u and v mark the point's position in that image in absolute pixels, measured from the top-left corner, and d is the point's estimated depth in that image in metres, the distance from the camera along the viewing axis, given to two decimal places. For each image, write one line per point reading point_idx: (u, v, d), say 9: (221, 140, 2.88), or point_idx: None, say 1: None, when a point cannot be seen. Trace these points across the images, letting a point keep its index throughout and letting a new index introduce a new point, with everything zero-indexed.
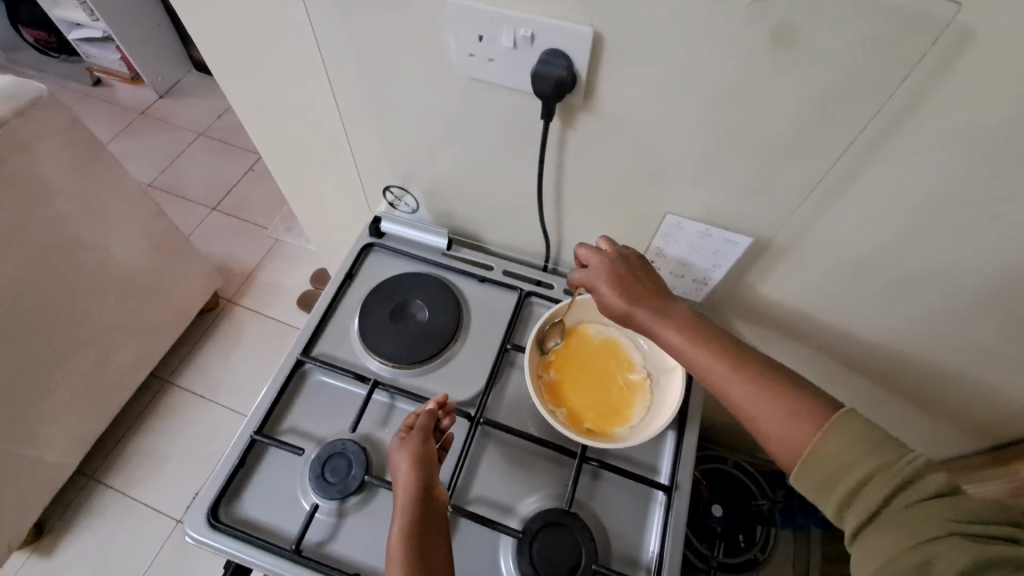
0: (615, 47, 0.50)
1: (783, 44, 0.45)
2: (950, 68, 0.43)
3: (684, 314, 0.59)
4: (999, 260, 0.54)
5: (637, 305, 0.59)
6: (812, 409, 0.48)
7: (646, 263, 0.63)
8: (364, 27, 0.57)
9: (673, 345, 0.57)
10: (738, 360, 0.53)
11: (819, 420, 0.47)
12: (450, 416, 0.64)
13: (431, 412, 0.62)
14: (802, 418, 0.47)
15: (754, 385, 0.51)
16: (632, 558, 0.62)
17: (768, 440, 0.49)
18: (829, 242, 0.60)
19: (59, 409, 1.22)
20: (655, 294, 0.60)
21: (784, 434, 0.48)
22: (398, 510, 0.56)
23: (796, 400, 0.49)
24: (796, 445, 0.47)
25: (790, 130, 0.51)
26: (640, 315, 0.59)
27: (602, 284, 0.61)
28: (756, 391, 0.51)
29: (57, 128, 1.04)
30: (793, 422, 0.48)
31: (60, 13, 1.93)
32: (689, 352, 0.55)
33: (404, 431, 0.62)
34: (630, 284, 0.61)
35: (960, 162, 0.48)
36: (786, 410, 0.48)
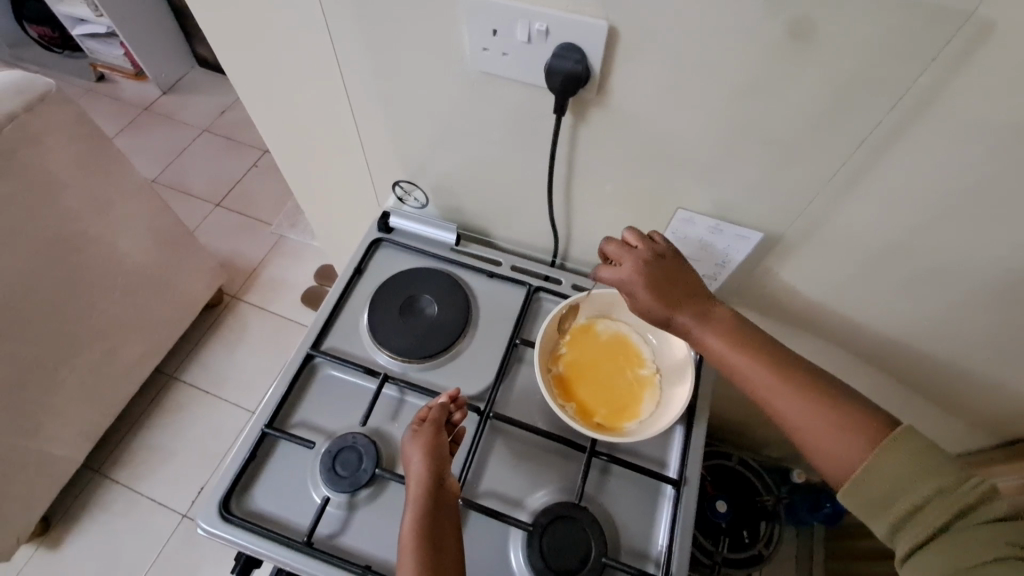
0: (630, 42, 0.50)
1: (799, 38, 0.45)
2: (966, 62, 0.43)
3: (726, 318, 0.58)
4: (1010, 255, 0.54)
5: (678, 310, 0.59)
6: (863, 425, 0.48)
7: (682, 260, 0.62)
8: (377, 21, 0.57)
9: (717, 352, 0.57)
10: (787, 372, 0.53)
11: (871, 438, 0.47)
12: (462, 410, 0.64)
13: (444, 404, 0.63)
14: (855, 436, 0.48)
15: (804, 399, 0.51)
16: (641, 551, 0.63)
17: (815, 454, 0.50)
18: (840, 237, 0.60)
19: (67, 403, 1.23)
20: (694, 298, 0.59)
21: (834, 450, 0.48)
22: (410, 502, 0.56)
23: (848, 417, 0.49)
24: (846, 462, 0.48)
25: (803, 125, 0.51)
26: (681, 320, 0.59)
27: (639, 286, 0.59)
28: (806, 406, 0.51)
29: (65, 122, 1.04)
30: (844, 439, 0.48)
31: (65, 9, 1.93)
32: (735, 362, 0.55)
33: (416, 423, 0.62)
34: (669, 287, 0.59)
35: (974, 157, 0.48)
36: (837, 427, 0.49)
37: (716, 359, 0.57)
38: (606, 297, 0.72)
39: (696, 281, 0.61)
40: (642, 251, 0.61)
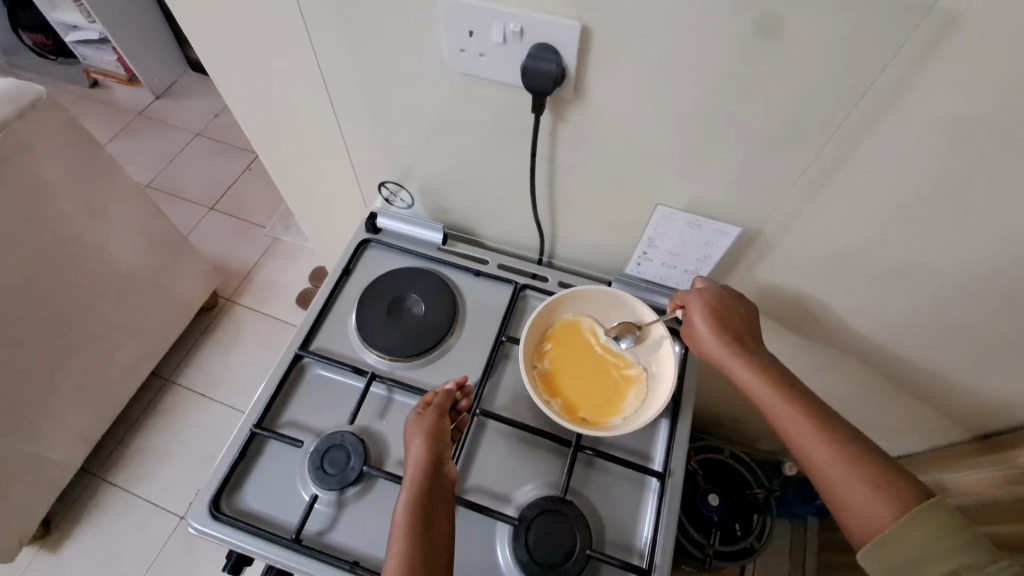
0: (603, 41, 0.51)
1: (767, 34, 0.46)
2: (930, 56, 0.43)
3: (772, 364, 0.61)
4: (984, 246, 0.55)
5: (724, 347, 0.63)
6: (897, 491, 0.49)
7: (747, 312, 0.66)
8: (357, 25, 0.58)
9: (757, 392, 0.59)
10: (828, 426, 0.55)
11: (902, 504, 0.48)
12: (468, 398, 0.68)
13: (449, 391, 0.66)
14: (884, 497, 0.49)
15: (838, 454, 0.53)
16: (626, 544, 0.64)
17: (842, 508, 0.51)
18: (818, 231, 0.61)
19: (63, 408, 1.23)
20: (745, 340, 0.64)
21: (858, 506, 0.50)
22: (408, 479, 0.58)
23: (879, 477, 0.50)
24: (871, 519, 0.49)
25: (775, 120, 0.52)
26: (725, 357, 0.62)
27: (697, 315, 0.66)
28: (837, 461, 0.52)
29: (56, 129, 1.05)
30: (871, 498, 0.49)
31: (57, 15, 1.94)
32: (778, 409, 0.57)
33: (421, 407, 0.64)
34: (725, 324, 0.64)
35: (941, 150, 0.49)
36: (867, 486, 0.50)
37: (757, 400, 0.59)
38: (594, 291, 0.72)
39: (754, 334, 0.65)
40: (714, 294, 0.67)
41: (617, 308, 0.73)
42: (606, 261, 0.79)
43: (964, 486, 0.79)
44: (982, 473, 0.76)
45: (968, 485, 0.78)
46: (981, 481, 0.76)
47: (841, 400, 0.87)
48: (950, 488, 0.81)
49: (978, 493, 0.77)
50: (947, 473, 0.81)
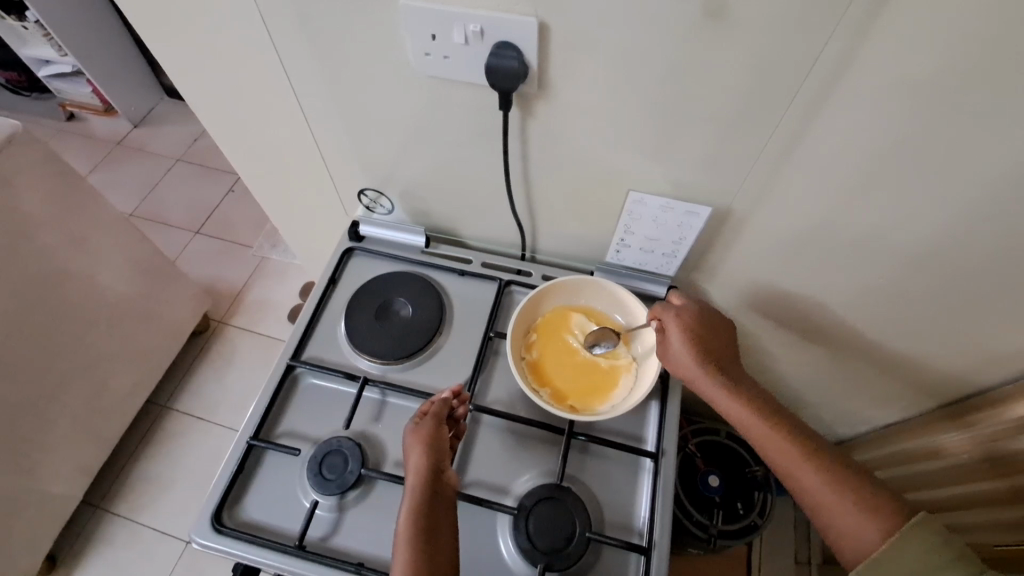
0: (562, 36, 0.52)
1: (715, 17, 0.48)
2: (869, 26, 0.46)
3: (750, 389, 0.63)
4: (941, 209, 0.57)
5: (706, 373, 0.64)
6: (881, 510, 0.53)
7: (721, 329, 0.68)
8: (323, 36, 0.60)
9: (745, 421, 0.61)
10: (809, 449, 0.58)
11: (886, 523, 0.52)
12: (464, 405, 0.67)
13: (445, 399, 0.66)
14: (874, 517, 0.53)
15: (827, 476, 0.56)
16: (625, 524, 0.65)
17: (830, 526, 0.55)
18: (785, 206, 0.63)
19: (60, 440, 1.23)
20: (722, 363, 0.65)
21: (851, 527, 0.53)
22: (408, 492, 0.58)
23: (867, 498, 0.54)
24: (858, 535, 0.53)
25: (732, 100, 0.54)
26: (707, 386, 0.64)
27: (677, 338, 0.67)
28: (826, 484, 0.56)
29: (35, 162, 1.05)
30: (861, 518, 0.53)
31: (29, 51, 1.94)
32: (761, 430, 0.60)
33: (418, 417, 0.65)
34: (704, 346, 0.66)
35: (891, 116, 0.51)
36: (857, 507, 0.54)
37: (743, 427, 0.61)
38: (575, 283, 0.74)
39: (727, 351, 0.67)
40: (690, 312, 0.68)
41: (602, 297, 0.74)
42: (587, 251, 0.80)
43: (946, 449, 0.79)
44: (959, 436, 0.76)
45: (946, 448, 0.79)
46: (960, 443, 0.77)
47: (825, 373, 0.89)
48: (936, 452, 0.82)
49: (960, 455, 0.77)
50: (930, 437, 0.81)
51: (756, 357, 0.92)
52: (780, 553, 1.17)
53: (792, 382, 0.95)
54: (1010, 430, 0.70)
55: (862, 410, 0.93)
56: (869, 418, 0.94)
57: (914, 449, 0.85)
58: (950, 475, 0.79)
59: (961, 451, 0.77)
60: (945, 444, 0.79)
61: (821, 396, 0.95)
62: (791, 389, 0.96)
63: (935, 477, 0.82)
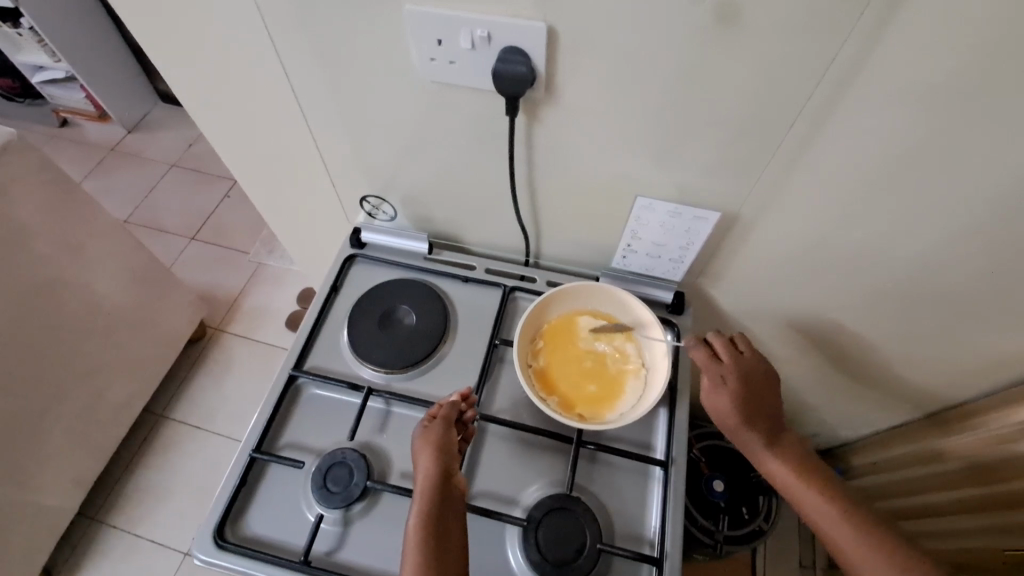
0: (570, 41, 0.52)
1: (728, 21, 0.47)
2: (885, 29, 0.45)
3: (798, 450, 0.63)
4: (950, 215, 0.57)
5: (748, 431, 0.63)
6: None
7: (766, 380, 0.65)
8: (326, 42, 0.59)
9: (794, 490, 0.60)
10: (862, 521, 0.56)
11: None
12: (473, 408, 0.66)
13: (454, 402, 0.65)
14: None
15: (878, 552, 0.54)
16: (636, 534, 0.64)
17: None
18: (792, 212, 0.63)
19: (54, 452, 1.21)
20: (769, 421, 0.63)
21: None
22: (417, 498, 0.57)
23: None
24: None
25: (741, 104, 0.53)
26: (750, 444, 0.63)
27: (723, 398, 0.63)
28: (878, 555, 0.54)
29: (29, 169, 1.03)
30: None
31: (22, 57, 1.92)
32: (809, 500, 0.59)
33: (427, 420, 0.64)
34: (752, 407, 0.63)
35: (903, 122, 0.50)
36: None
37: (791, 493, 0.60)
38: (583, 288, 0.73)
39: (773, 407, 0.64)
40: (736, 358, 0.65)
41: (610, 302, 0.73)
42: (593, 256, 0.79)
43: (949, 452, 0.79)
44: (965, 438, 0.76)
45: (949, 451, 0.79)
46: (963, 445, 0.76)
47: (832, 378, 0.88)
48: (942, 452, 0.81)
49: (962, 459, 0.77)
50: (933, 441, 0.81)
51: None
52: (785, 558, 1.17)
53: (799, 387, 0.94)
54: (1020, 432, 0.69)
55: (868, 413, 0.92)
56: (874, 421, 0.93)
57: (916, 451, 0.85)
58: (951, 479, 0.79)
59: (963, 454, 0.77)
60: (949, 447, 0.79)
61: (827, 400, 0.94)
62: (796, 393, 0.96)
63: (935, 481, 0.81)
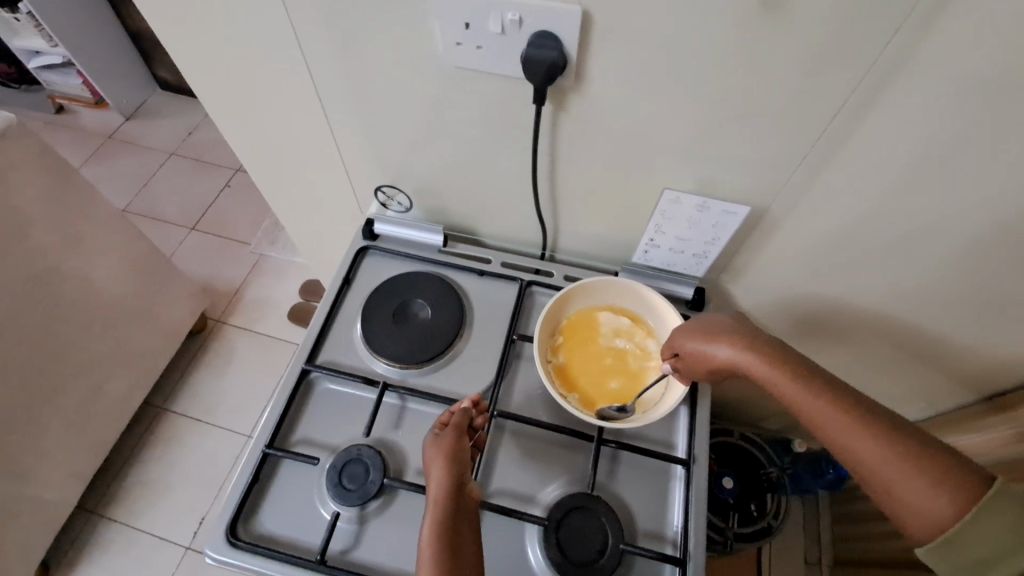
0: (604, 25, 0.50)
1: (772, 9, 0.45)
2: (938, 17, 0.43)
3: (791, 355, 0.56)
4: (987, 214, 0.55)
5: (725, 345, 0.60)
6: (953, 481, 0.45)
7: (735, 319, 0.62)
8: (346, 24, 0.57)
9: (790, 397, 0.54)
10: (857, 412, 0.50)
11: (958, 496, 0.44)
12: (484, 415, 0.66)
13: (466, 408, 0.64)
14: (943, 490, 0.45)
15: (885, 448, 0.48)
16: (657, 533, 0.63)
17: (890, 501, 0.47)
18: (821, 207, 0.61)
19: (54, 444, 1.19)
20: (748, 335, 0.60)
21: (913, 503, 0.46)
22: (429, 507, 0.56)
23: (933, 466, 0.46)
24: (925, 510, 0.45)
25: (779, 95, 0.51)
26: (729, 356, 0.59)
27: (694, 337, 0.62)
28: (876, 447, 0.48)
29: (29, 154, 1.00)
30: (925, 488, 0.45)
31: (18, 42, 1.87)
32: (796, 398, 0.54)
33: (439, 428, 0.63)
34: (725, 335, 0.61)
35: (947, 116, 0.49)
36: (918, 473, 0.46)
37: (788, 401, 0.54)
38: (600, 284, 0.71)
39: (747, 326, 0.61)
40: (699, 320, 0.64)
41: (627, 297, 0.72)
42: (611, 251, 0.78)
43: (967, 449, 0.80)
44: (989, 435, 0.76)
45: (969, 449, 0.79)
46: (984, 443, 0.77)
47: (848, 377, 0.87)
48: (961, 451, 0.80)
49: (983, 454, 0.78)
50: (945, 438, 0.82)
51: None
52: (791, 553, 1.16)
53: None
54: None
55: None
56: None
57: None
58: None
59: (987, 451, 0.77)
60: (965, 444, 0.80)
61: None
62: None
63: None
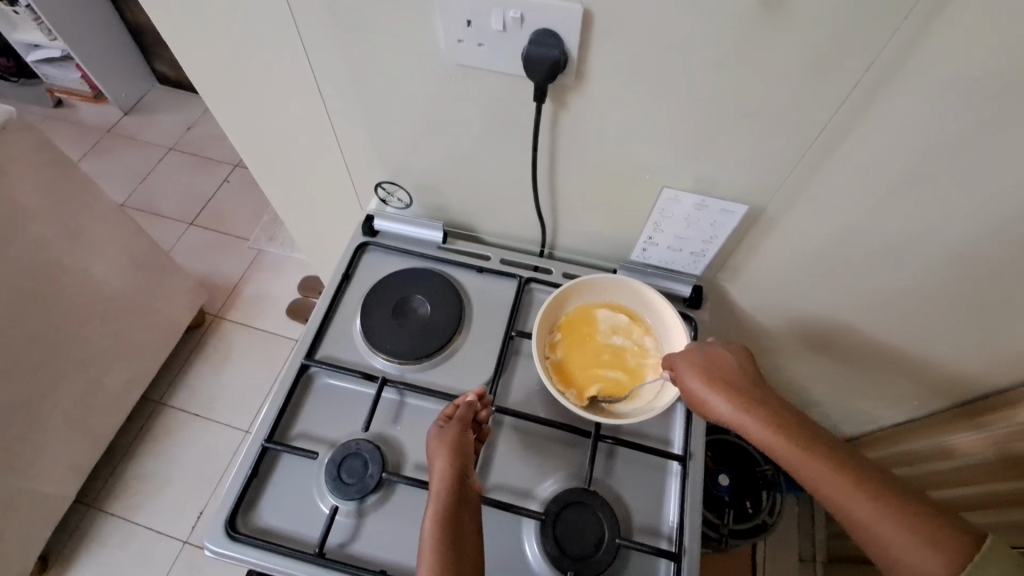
0: (605, 24, 0.50)
1: (772, 9, 0.46)
2: (936, 18, 0.44)
3: (788, 412, 0.57)
4: (981, 215, 0.56)
5: (718, 394, 0.59)
6: (949, 542, 0.46)
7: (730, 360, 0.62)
8: (348, 20, 0.57)
9: (786, 456, 0.54)
10: (854, 473, 0.51)
11: (956, 556, 0.45)
12: (488, 409, 0.65)
13: (471, 402, 0.64)
14: (940, 550, 0.46)
15: (882, 509, 0.49)
16: (653, 529, 0.64)
17: (889, 562, 0.48)
18: (818, 208, 0.62)
19: (52, 438, 1.19)
20: (742, 386, 0.60)
21: (914, 566, 0.46)
22: (432, 499, 0.56)
23: (930, 528, 0.47)
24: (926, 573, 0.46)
25: (777, 94, 0.52)
26: (721, 406, 0.59)
27: (694, 378, 0.61)
28: (873, 507, 0.49)
29: (29, 148, 1.00)
30: (924, 550, 0.46)
31: (17, 35, 1.87)
32: (791, 457, 0.54)
33: (443, 420, 0.63)
34: (723, 382, 0.60)
35: (943, 117, 0.49)
36: (917, 536, 0.47)
37: (783, 459, 0.54)
38: (599, 282, 0.72)
39: (741, 372, 0.61)
40: (693, 354, 0.64)
41: (626, 294, 0.72)
42: (610, 249, 0.78)
43: (958, 449, 0.80)
44: (969, 437, 0.78)
45: (961, 448, 0.80)
46: (975, 442, 0.78)
47: (843, 376, 0.88)
48: (953, 450, 0.81)
49: (972, 455, 0.79)
50: (940, 438, 0.83)
51: (771, 356, 0.91)
52: (785, 551, 1.17)
53: (809, 383, 0.94)
54: (1016, 433, 0.72)
55: (877, 411, 0.92)
56: (881, 418, 0.93)
57: (925, 449, 0.86)
58: (961, 474, 0.80)
59: (977, 451, 0.78)
60: (956, 444, 0.81)
61: (836, 398, 0.94)
62: (806, 389, 0.96)
63: (948, 476, 0.82)
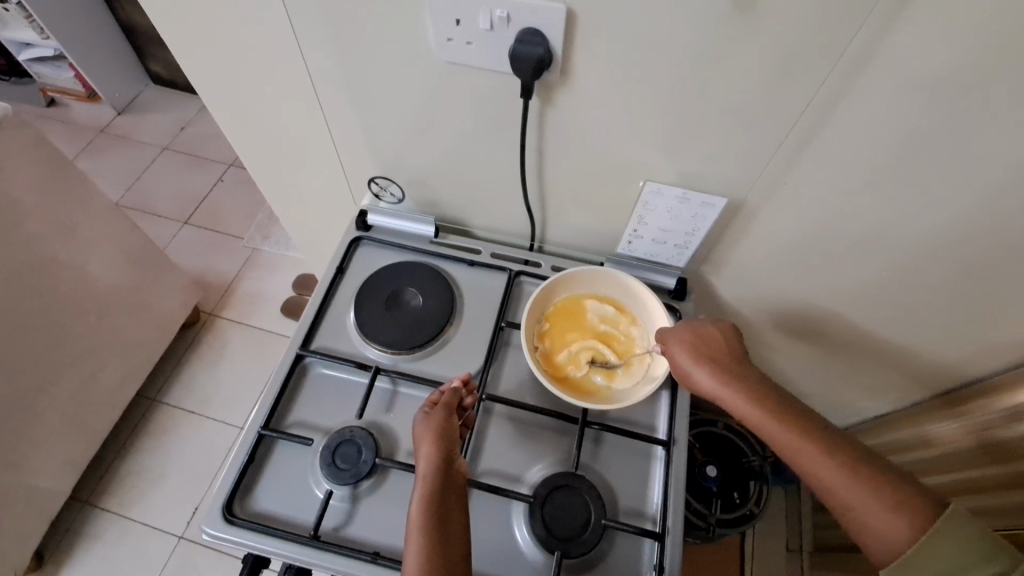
0: (588, 23, 0.52)
1: (743, 8, 0.48)
2: (897, 16, 0.46)
3: (771, 387, 0.61)
4: (947, 205, 0.59)
5: (706, 369, 0.64)
6: (910, 509, 0.51)
7: (719, 338, 0.66)
8: (341, 19, 0.59)
9: (767, 427, 0.58)
10: (828, 445, 0.56)
11: (915, 520, 0.50)
12: (472, 395, 0.69)
13: (455, 388, 0.67)
14: (901, 515, 0.50)
15: (852, 477, 0.53)
16: (638, 510, 0.66)
17: (855, 525, 0.52)
18: (796, 201, 0.65)
19: (48, 433, 1.20)
20: (729, 363, 0.64)
21: (875, 524, 0.51)
22: (420, 480, 0.58)
23: (894, 496, 0.51)
24: (887, 535, 0.50)
25: (752, 91, 0.54)
26: (709, 380, 0.63)
27: (683, 355, 0.66)
28: (844, 475, 0.54)
29: (24, 145, 1.01)
30: (887, 515, 0.51)
31: (9, 34, 1.87)
32: (772, 429, 0.58)
33: (428, 406, 0.65)
34: (712, 360, 0.64)
35: (908, 110, 0.52)
36: (882, 502, 0.51)
37: (764, 431, 0.59)
38: (586, 274, 0.74)
39: (729, 350, 0.65)
40: (684, 332, 0.67)
41: (613, 286, 0.75)
42: (598, 242, 0.81)
43: (938, 438, 0.83)
44: (953, 425, 0.80)
45: (939, 438, 0.83)
46: (956, 431, 0.80)
47: (825, 366, 0.91)
48: (933, 439, 0.84)
49: (950, 445, 0.81)
50: (918, 428, 0.87)
51: (755, 347, 0.94)
52: (773, 541, 1.20)
53: (792, 374, 0.97)
54: (1001, 419, 0.74)
55: (859, 400, 0.95)
56: (863, 407, 0.96)
57: (908, 438, 0.88)
58: (939, 464, 0.83)
59: (955, 441, 0.80)
60: (935, 433, 0.84)
61: (818, 389, 0.97)
62: (790, 380, 0.98)
63: (927, 465, 0.85)
